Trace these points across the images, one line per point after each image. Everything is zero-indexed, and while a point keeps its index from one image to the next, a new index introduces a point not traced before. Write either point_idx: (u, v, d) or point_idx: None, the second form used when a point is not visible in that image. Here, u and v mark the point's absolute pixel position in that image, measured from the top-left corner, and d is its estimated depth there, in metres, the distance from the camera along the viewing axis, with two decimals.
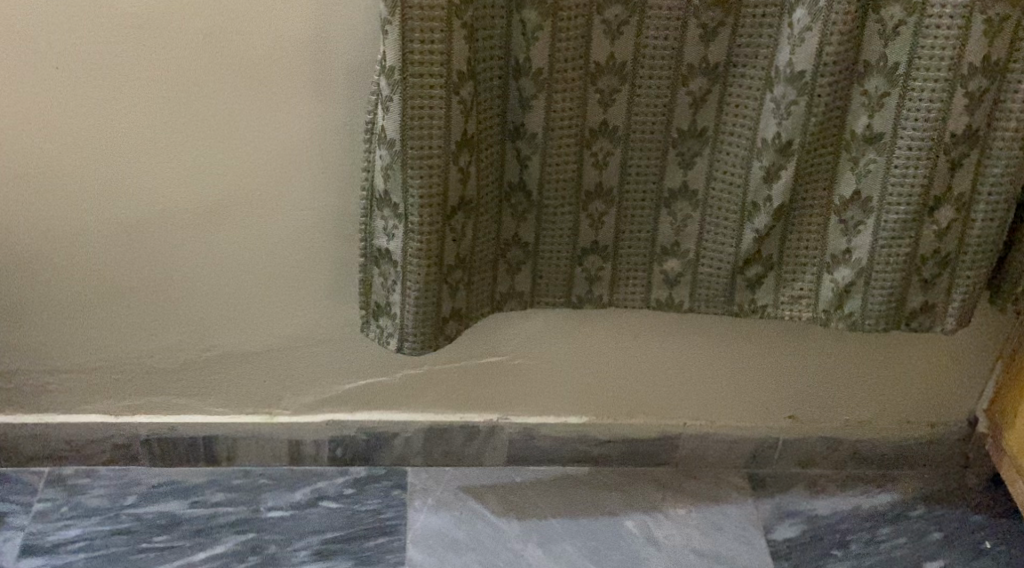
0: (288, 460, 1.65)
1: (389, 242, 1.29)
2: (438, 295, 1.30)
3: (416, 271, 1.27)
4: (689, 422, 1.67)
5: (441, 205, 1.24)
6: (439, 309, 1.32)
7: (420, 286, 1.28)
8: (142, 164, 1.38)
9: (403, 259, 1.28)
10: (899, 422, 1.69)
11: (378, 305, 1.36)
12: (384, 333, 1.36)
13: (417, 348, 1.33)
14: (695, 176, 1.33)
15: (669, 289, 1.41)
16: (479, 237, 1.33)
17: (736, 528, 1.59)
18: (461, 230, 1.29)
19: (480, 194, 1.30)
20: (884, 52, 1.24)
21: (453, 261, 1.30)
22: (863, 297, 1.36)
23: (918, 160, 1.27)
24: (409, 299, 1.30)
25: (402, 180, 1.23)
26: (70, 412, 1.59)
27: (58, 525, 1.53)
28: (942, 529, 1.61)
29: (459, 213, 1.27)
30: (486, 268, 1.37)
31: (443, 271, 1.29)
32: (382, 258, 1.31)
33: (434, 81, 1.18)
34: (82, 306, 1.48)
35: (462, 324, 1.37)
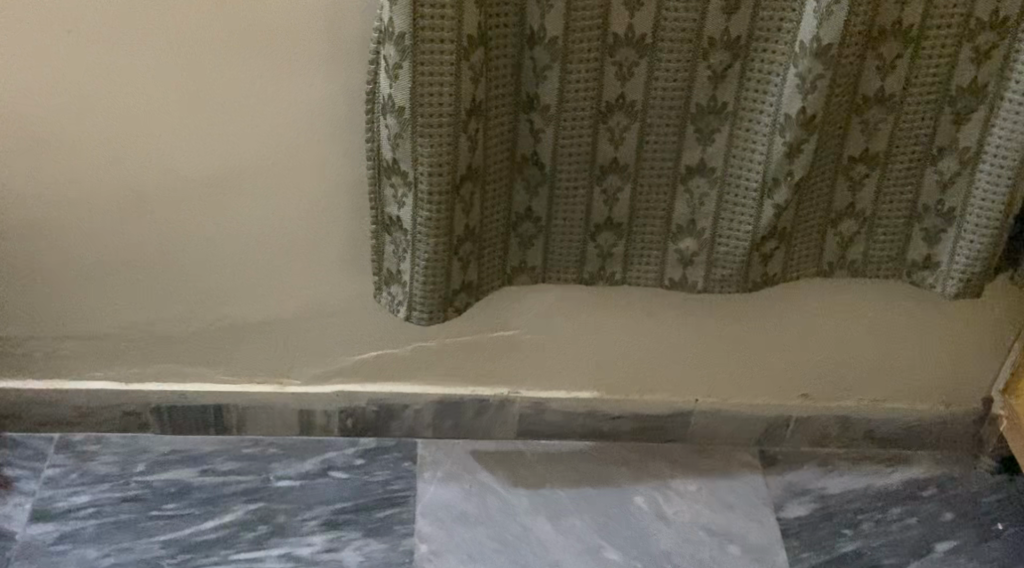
0: (298, 430, 1.64)
1: (400, 210, 1.29)
2: (448, 266, 1.29)
3: (426, 243, 1.27)
4: (701, 399, 1.66)
5: (450, 174, 1.22)
6: (449, 281, 1.31)
7: (430, 257, 1.28)
8: (153, 132, 1.36)
9: (413, 227, 1.27)
10: (912, 401, 1.67)
11: (389, 272, 1.37)
12: (396, 301, 1.37)
13: (425, 318, 1.33)
14: (713, 153, 1.31)
15: (683, 270, 1.39)
16: (488, 205, 1.32)
17: (746, 505, 1.59)
18: (470, 200, 1.28)
19: (488, 161, 1.28)
20: (900, 15, 1.27)
21: (463, 232, 1.29)
22: (865, 245, 1.46)
23: (923, 117, 1.35)
24: (418, 269, 1.29)
25: (411, 148, 1.22)
26: (80, 378, 1.59)
27: (68, 491, 1.53)
28: (953, 510, 1.60)
29: (467, 181, 1.26)
30: (496, 244, 1.37)
31: (452, 243, 1.28)
32: (393, 226, 1.32)
33: (445, 47, 1.15)
34: (92, 274, 1.48)
35: (472, 296, 1.37)
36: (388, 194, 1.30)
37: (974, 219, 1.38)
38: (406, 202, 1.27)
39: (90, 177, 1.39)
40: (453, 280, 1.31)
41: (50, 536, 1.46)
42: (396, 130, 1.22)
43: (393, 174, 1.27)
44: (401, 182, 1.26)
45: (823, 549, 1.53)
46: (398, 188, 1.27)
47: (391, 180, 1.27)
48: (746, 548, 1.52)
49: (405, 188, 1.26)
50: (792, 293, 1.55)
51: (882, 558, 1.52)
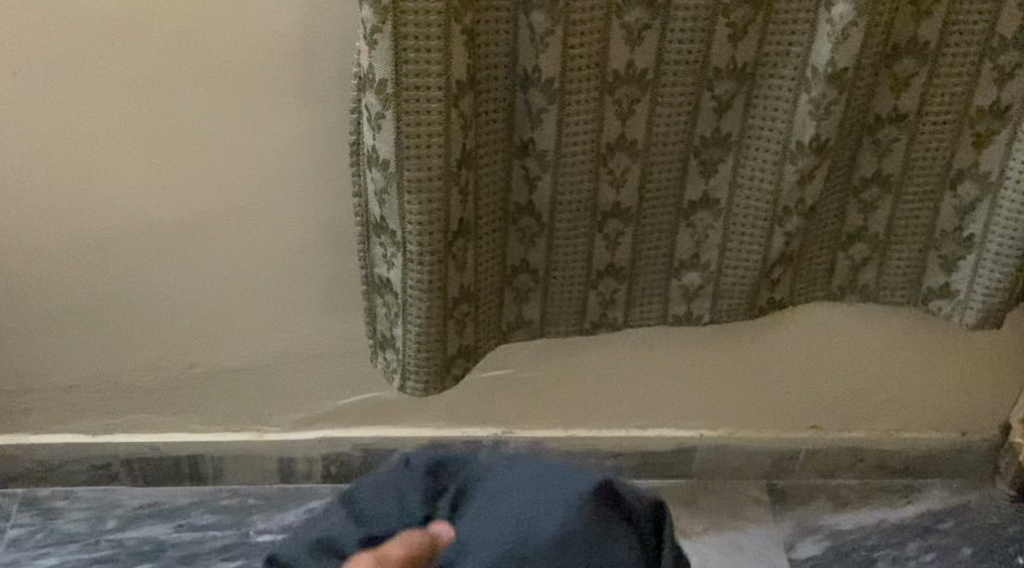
0: (279, 478, 1.55)
1: (389, 270, 1.20)
2: (443, 333, 1.20)
3: (417, 306, 1.17)
4: (706, 434, 1.57)
5: (442, 233, 1.13)
6: (444, 350, 1.22)
7: (423, 320, 1.18)
8: (121, 181, 1.26)
9: (404, 295, 1.18)
10: (926, 430, 1.59)
11: (382, 336, 1.27)
12: (390, 369, 1.28)
13: (420, 387, 1.24)
14: (717, 184, 1.23)
15: (687, 303, 1.32)
16: (482, 256, 1.22)
17: (756, 547, 1.50)
18: (464, 256, 1.19)
19: (479, 211, 1.19)
20: (916, 33, 1.15)
21: (458, 293, 1.20)
22: (879, 268, 1.34)
23: (941, 134, 1.23)
24: (410, 333, 1.20)
25: (398, 204, 1.12)
26: (44, 432, 1.49)
27: (35, 554, 1.42)
28: (973, 544, 1.52)
29: (459, 237, 1.17)
30: (492, 302, 1.27)
31: (447, 305, 1.19)
32: (383, 287, 1.23)
33: (432, 94, 1.06)
34: (53, 325, 1.37)
35: (469, 361, 1.28)
36: (378, 252, 1.20)
37: (998, 244, 1.26)
38: (396, 263, 1.17)
39: (54, 228, 1.29)
40: (448, 346, 1.22)
41: None
42: (381, 185, 1.12)
43: (381, 231, 1.17)
44: (390, 242, 1.17)
45: None
46: (388, 248, 1.18)
47: (380, 239, 1.18)
48: None
49: (393, 247, 1.17)
50: (804, 325, 1.46)
51: None
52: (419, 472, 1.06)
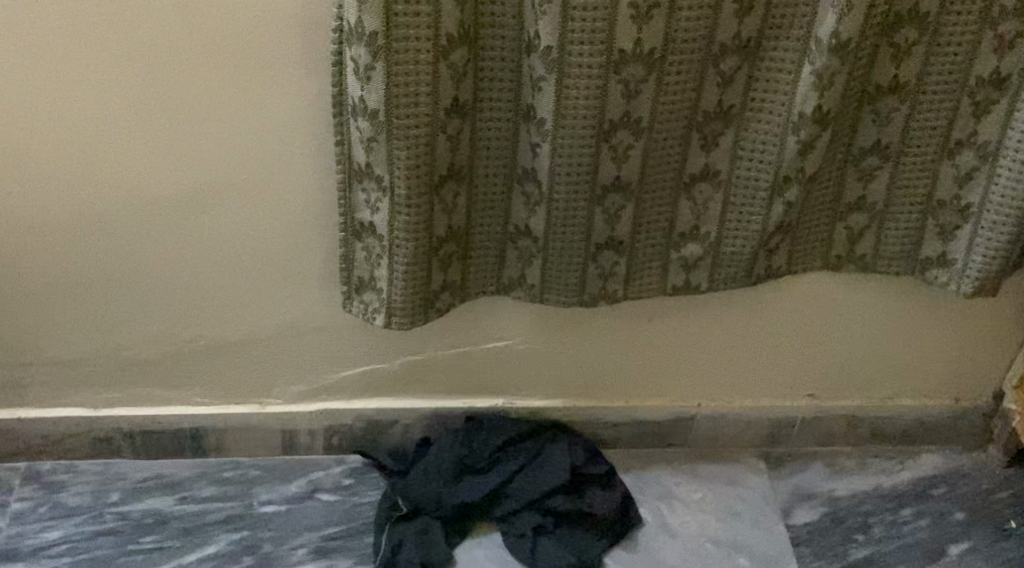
0: (281, 450, 1.56)
1: (373, 216, 1.22)
2: (428, 268, 1.24)
3: (404, 246, 1.20)
4: (704, 403, 1.59)
5: (428, 176, 1.17)
6: (429, 286, 1.26)
7: (409, 260, 1.22)
8: (122, 155, 1.26)
9: (389, 235, 1.21)
10: (920, 398, 1.62)
11: (360, 280, 1.30)
12: (370, 309, 1.31)
13: (405, 322, 1.27)
14: (718, 157, 1.24)
15: (686, 275, 1.33)
16: (478, 205, 1.27)
17: (753, 513, 1.52)
18: (453, 201, 1.24)
19: (476, 163, 1.23)
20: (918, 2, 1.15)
21: (444, 233, 1.25)
22: (877, 239, 1.35)
23: (941, 105, 1.23)
24: (397, 273, 1.23)
25: (386, 151, 1.15)
26: (45, 406, 1.49)
27: (38, 527, 1.44)
28: (966, 509, 1.55)
29: (449, 181, 1.22)
30: (489, 253, 1.31)
31: (431, 242, 1.23)
32: (364, 231, 1.25)
33: (421, 45, 1.09)
34: (53, 298, 1.37)
35: (454, 299, 1.33)
36: (360, 199, 1.22)
37: (993, 215, 1.28)
38: (381, 208, 1.20)
39: (54, 200, 1.29)
40: (433, 283, 1.26)
41: None
42: (369, 134, 1.14)
43: (365, 178, 1.19)
44: (374, 186, 1.19)
45: (834, 557, 1.47)
46: (371, 193, 1.20)
47: (361, 184, 1.20)
48: (756, 559, 1.46)
49: (378, 192, 1.19)
50: (801, 295, 1.47)
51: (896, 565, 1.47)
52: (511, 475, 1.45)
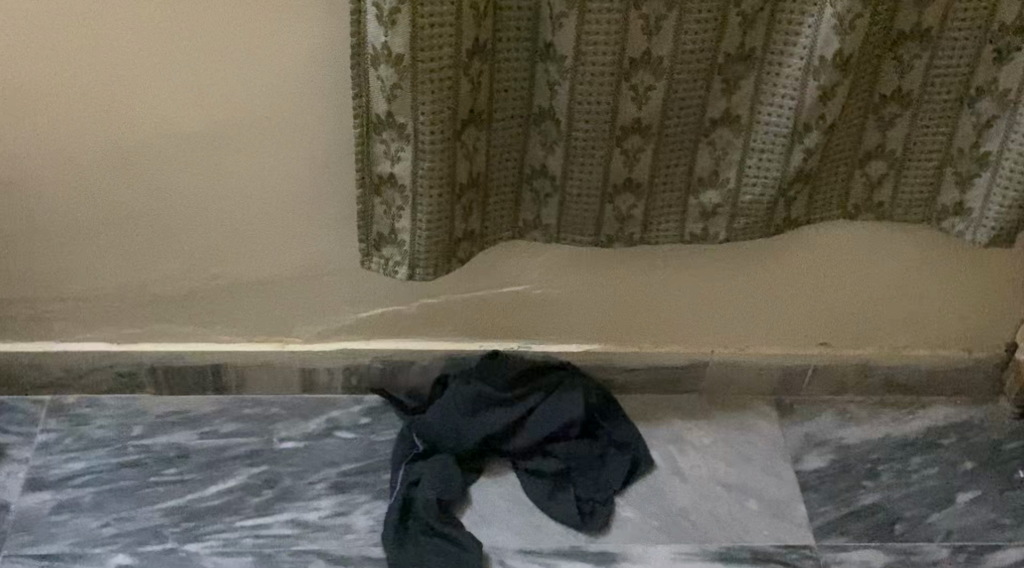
0: (300, 388, 1.58)
1: (394, 166, 1.22)
2: (450, 217, 1.26)
3: (428, 196, 1.22)
4: (717, 350, 1.60)
5: (450, 121, 1.18)
6: (451, 235, 1.28)
7: (432, 210, 1.23)
8: (148, 98, 1.28)
9: (413, 183, 1.22)
10: (933, 348, 1.63)
11: (380, 235, 1.30)
12: (390, 264, 1.32)
13: (429, 276, 1.29)
14: (739, 101, 1.24)
15: (705, 223, 1.34)
16: (495, 148, 1.27)
17: (763, 458, 1.55)
18: (474, 145, 1.24)
19: (493, 103, 1.23)
20: None
21: (465, 181, 1.25)
22: (894, 187, 1.35)
23: (962, 52, 1.23)
24: (421, 227, 1.25)
25: (411, 101, 1.15)
26: (70, 340, 1.52)
27: (63, 458, 1.47)
28: (975, 458, 1.57)
29: (468, 125, 1.22)
30: (505, 195, 1.32)
31: (453, 191, 1.24)
32: (384, 184, 1.25)
33: None
34: (78, 235, 1.40)
35: (474, 248, 1.34)
36: (378, 150, 1.22)
37: (1012, 163, 1.28)
38: (403, 157, 1.21)
39: (81, 142, 1.31)
40: (456, 231, 1.28)
41: (46, 506, 1.41)
42: (392, 82, 1.14)
43: (384, 128, 1.19)
44: (395, 136, 1.20)
45: (843, 503, 1.49)
46: (391, 144, 1.20)
47: (382, 135, 1.20)
48: (765, 502, 1.48)
49: (399, 141, 1.20)
50: (816, 242, 1.48)
51: (904, 512, 1.49)
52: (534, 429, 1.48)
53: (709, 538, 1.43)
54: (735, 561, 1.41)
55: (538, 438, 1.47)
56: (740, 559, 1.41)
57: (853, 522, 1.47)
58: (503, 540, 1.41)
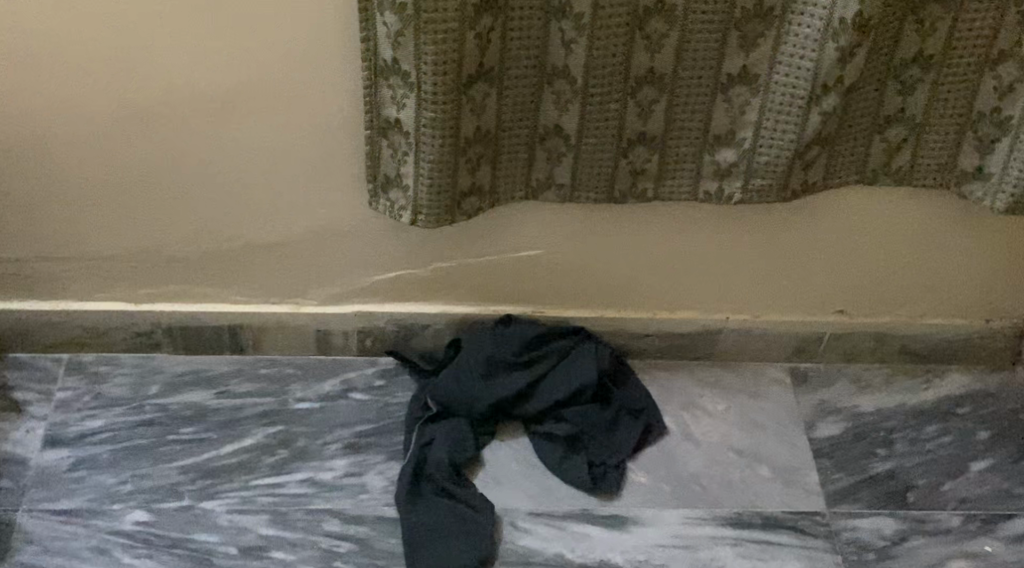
0: (315, 350, 1.59)
1: (399, 112, 1.24)
2: (454, 167, 1.26)
3: (431, 142, 1.23)
4: (732, 317, 1.60)
5: (456, 71, 1.18)
6: (455, 186, 1.28)
7: (435, 157, 1.24)
8: (164, 55, 1.27)
9: (416, 130, 1.23)
10: (951, 316, 1.62)
11: (386, 177, 1.32)
12: (395, 207, 1.33)
13: (430, 222, 1.30)
14: (757, 61, 1.23)
15: (720, 181, 1.33)
16: (507, 106, 1.27)
17: (777, 425, 1.55)
18: (482, 100, 1.25)
19: (506, 59, 1.22)
20: None
21: (472, 134, 1.26)
22: (914, 152, 1.34)
23: (985, 15, 1.21)
24: (423, 169, 1.25)
25: (415, 49, 1.16)
26: (88, 300, 1.53)
27: (82, 416, 1.49)
28: (990, 428, 1.57)
29: (478, 81, 1.22)
30: (518, 156, 1.32)
31: (458, 142, 1.25)
32: (392, 129, 1.26)
33: None
34: (95, 193, 1.40)
35: (484, 203, 1.34)
36: (386, 95, 1.23)
37: None
38: (408, 104, 1.22)
39: (94, 99, 1.31)
40: (460, 181, 1.29)
41: (65, 463, 1.43)
42: (396, 28, 1.15)
43: (390, 74, 1.21)
44: (401, 83, 1.21)
45: (855, 470, 1.49)
46: (397, 90, 1.22)
47: (388, 81, 1.21)
48: (777, 469, 1.49)
49: (404, 89, 1.21)
50: (834, 207, 1.46)
51: (917, 480, 1.49)
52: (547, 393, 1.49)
53: (720, 503, 1.44)
54: (746, 526, 1.42)
55: (551, 401, 1.48)
56: (751, 524, 1.42)
57: (865, 490, 1.47)
58: (514, 501, 1.42)
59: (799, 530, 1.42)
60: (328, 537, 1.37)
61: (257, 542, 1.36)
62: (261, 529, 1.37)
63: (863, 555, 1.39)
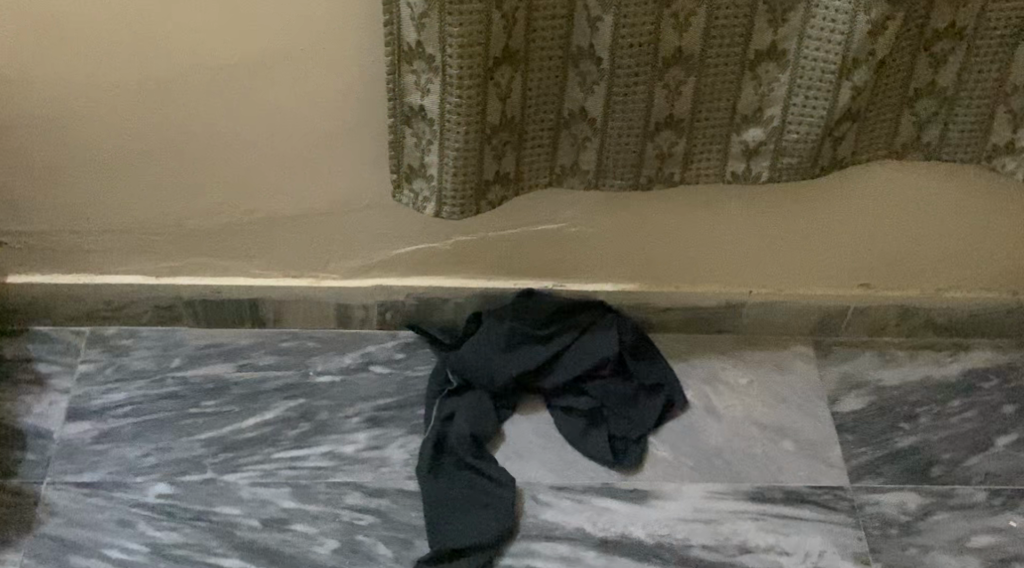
0: (336, 323, 1.59)
1: (424, 99, 1.22)
2: (480, 158, 1.25)
3: (456, 130, 1.21)
4: (755, 291, 1.58)
5: (482, 55, 1.16)
6: (480, 174, 1.27)
7: (460, 146, 1.22)
8: (184, 28, 1.26)
9: (441, 117, 1.21)
10: (978, 290, 1.60)
11: (411, 168, 1.30)
12: (420, 198, 1.31)
13: (456, 213, 1.29)
14: (786, 35, 1.21)
15: (747, 161, 1.31)
16: (532, 89, 1.25)
17: (800, 400, 1.53)
18: (508, 84, 1.23)
19: (530, 37, 1.21)
20: None
21: (498, 121, 1.25)
22: (943, 125, 1.32)
23: None
24: (448, 162, 1.24)
25: (439, 30, 1.14)
26: (109, 273, 1.53)
27: (104, 388, 1.49)
28: (1016, 402, 1.55)
29: (503, 64, 1.21)
30: (542, 140, 1.31)
31: (483, 129, 1.23)
32: (415, 116, 1.24)
33: None
34: (116, 166, 1.40)
35: (508, 190, 1.33)
36: (409, 81, 1.21)
37: None
38: (433, 90, 1.20)
39: (113, 73, 1.30)
40: (485, 171, 1.28)
41: (88, 435, 1.44)
42: (422, 10, 1.13)
43: (414, 58, 1.19)
44: (426, 67, 1.19)
45: (879, 444, 1.48)
46: (422, 75, 1.20)
47: (413, 66, 1.19)
48: (800, 443, 1.48)
49: (429, 74, 1.19)
50: (861, 181, 1.44)
51: (942, 455, 1.48)
52: (568, 367, 1.49)
53: (742, 478, 1.43)
54: (768, 501, 1.41)
55: (572, 374, 1.48)
56: (774, 498, 1.41)
57: (889, 464, 1.46)
58: (535, 475, 1.42)
59: (822, 504, 1.41)
60: (350, 510, 1.37)
61: (279, 514, 1.36)
62: (283, 501, 1.38)
63: (886, 531, 1.38)
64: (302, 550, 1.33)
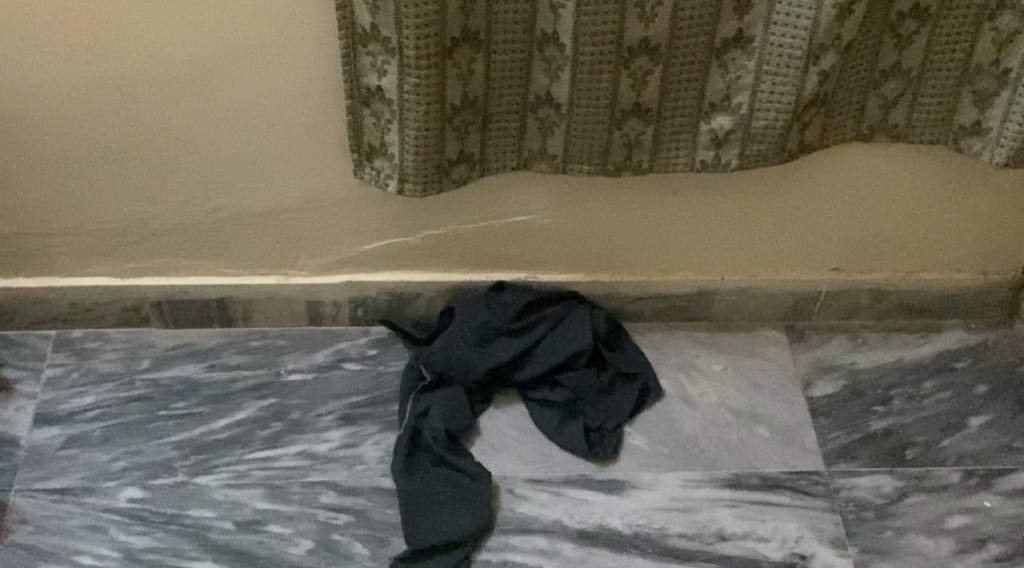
0: (306, 320, 1.57)
1: (380, 79, 1.21)
2: (440, 137, 1.24)
3: (414, 109, 1.21)
4: (727, 278, 1.58)
5: (438, 38, 1.16)
6: (442, 153, 1.27)
7: (419, 124, 1.22)
8: (142, 25, 1.24)
9: (400, 98, 1.21)
10: (949, 270, 1.61)
11: (371, 146, 1.30)
12: (381, 175, 1.31)
13: (417, 188, 1.28)
14: (752, 21, 1.20)
15: (717, 151, 1.31)
16: (495, 75, 1.25)
17: (774, 386, 1.53)
18: (469, 66, 1.22)
19: (492, 22, 1.20)
20: None
21: (458, 101, 1.24)
22: (909, 107, 1.31)
23: None
24: (408, 140, 1.24)
25: (394, 12, 1.14)
26: (74, 276, 1.51)
27: (72, 393, 1.47)
28: (988, 382, 1.56)
29: (463, 44, 1.20)
30: (508, 126, 1.30)
31: (443, 111, 1.23)
32: (372, 96, 1.24)
33: None
34: (76, 167, 1.37)
35: (474, 170, 1.32)
36: (365, 63, 1.21)
37: None
38: (390, 71, 1.20)
39: (68, 72, 1.28)
40: (447, 150, 1.27)
41: (56, 441, 1.42)
42: None
43: (368, 41, 1.18)
44: (381, 50, 1.19)
45: (854, 428, 1.49)
46: (377, 57, 1.20)
47: (367, 48, 1.19)
48: (775, 429, 1.48)
49: (385, 55, 1.19)
50: (831, 165, 1.44)
51: (915, 436, 1.48)
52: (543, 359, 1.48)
53: (718, 464, 1.43)
54: (744, 487, 1.41)
55: (547, 366, 1.47)
56: (750, 485, 1.41)
57: (863, 447, 1.46)
58: (512, 469, 1.41)
59: (798, 489, 1.41)
60: (325, 509, 1.36)
61: (253, 516, 1.35)
62: (257, 502, 1.36)
63: (862, 515, 1.39)
64: (277, 552, 1.31)
